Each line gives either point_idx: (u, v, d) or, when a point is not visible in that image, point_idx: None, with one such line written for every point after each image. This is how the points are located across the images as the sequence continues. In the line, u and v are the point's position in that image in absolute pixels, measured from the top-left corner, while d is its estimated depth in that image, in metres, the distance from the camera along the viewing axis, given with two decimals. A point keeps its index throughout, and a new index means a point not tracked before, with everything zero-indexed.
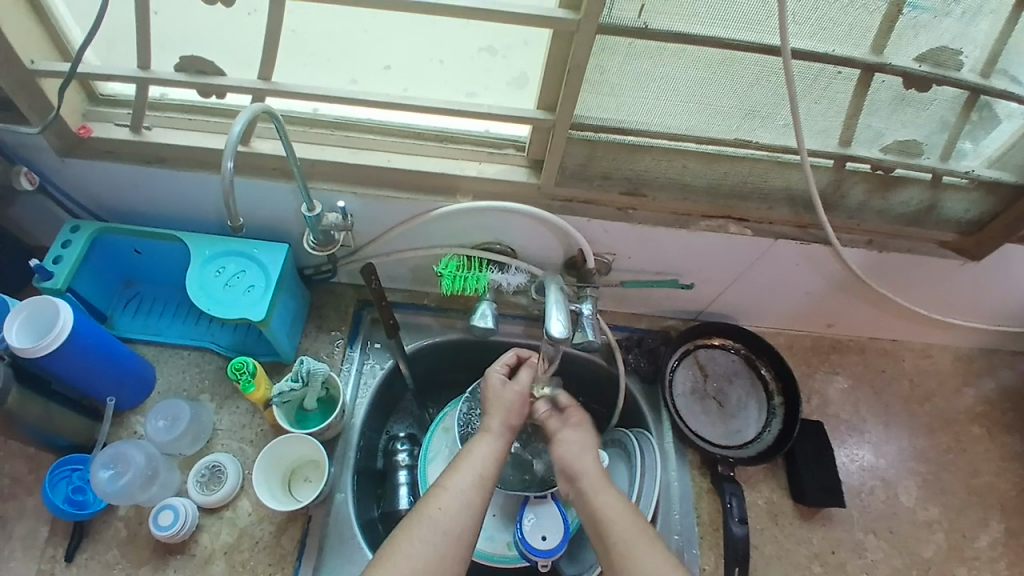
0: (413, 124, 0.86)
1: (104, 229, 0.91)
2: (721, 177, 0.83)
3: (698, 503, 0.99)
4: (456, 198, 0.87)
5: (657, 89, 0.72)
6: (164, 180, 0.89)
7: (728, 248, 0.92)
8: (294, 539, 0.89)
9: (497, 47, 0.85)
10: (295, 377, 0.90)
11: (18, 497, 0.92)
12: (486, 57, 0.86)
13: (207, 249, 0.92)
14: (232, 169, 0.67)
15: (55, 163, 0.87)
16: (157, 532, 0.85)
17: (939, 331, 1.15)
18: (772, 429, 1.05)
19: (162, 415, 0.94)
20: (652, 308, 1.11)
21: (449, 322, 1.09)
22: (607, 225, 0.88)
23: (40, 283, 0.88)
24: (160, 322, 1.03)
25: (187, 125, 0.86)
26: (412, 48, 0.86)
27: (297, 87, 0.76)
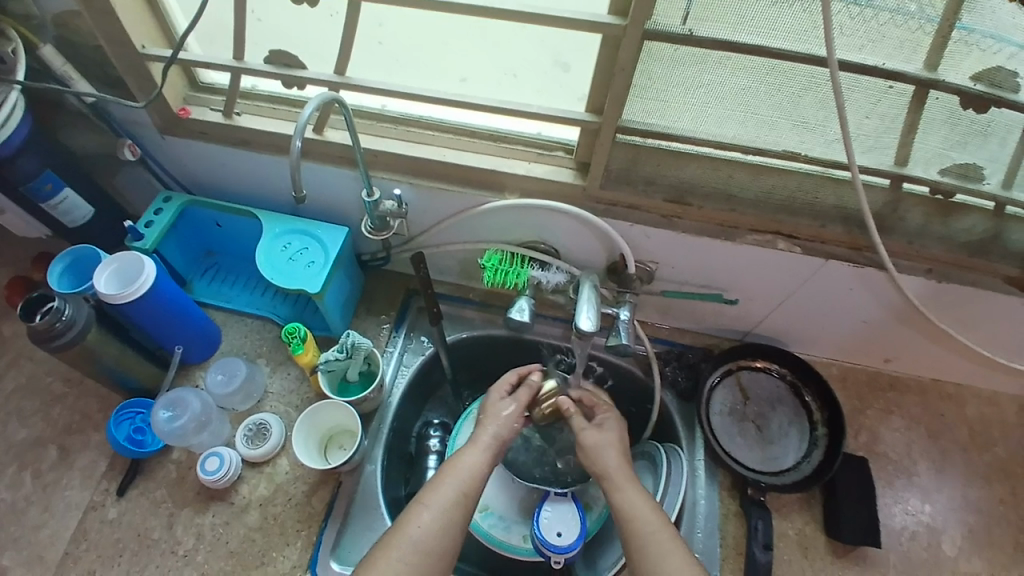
0: (472, 124, 0.91)
1: (191, 202, 1.02)
2: (768, 190, 0.83)
3: (723, 525, 0.97)
4: (504, 195, 0.90)
5: (704, 96, 0.73)
6: (247, 161, 0.99)
7: (775, 264, 0.90)
8: (324, 501, 0.95)
9: (569, 63, 0.87)
10: (341, 348, 0.96)
11: (85, 433, 1.01)
12: (558, 72, 0.87)
13: (277, 227, 1.01)
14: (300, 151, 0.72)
15: (157, 140, 0.99)
16: (203, 476, 0.92)
17: (1008, 377, 1.07)
18: (812, 460, 1.01)
19: (222, 369, 1.02)
20: (696, 324, 1.11)
21: (491, 318, 1.12)
22: (649, 231, 0.89)
23: (131, 242, 0.99)
24: (231, 290, 1.13)
25: (271, 114, 0.95)
26: (484, 61, 0.89)
27: (368, 83, 0.83)
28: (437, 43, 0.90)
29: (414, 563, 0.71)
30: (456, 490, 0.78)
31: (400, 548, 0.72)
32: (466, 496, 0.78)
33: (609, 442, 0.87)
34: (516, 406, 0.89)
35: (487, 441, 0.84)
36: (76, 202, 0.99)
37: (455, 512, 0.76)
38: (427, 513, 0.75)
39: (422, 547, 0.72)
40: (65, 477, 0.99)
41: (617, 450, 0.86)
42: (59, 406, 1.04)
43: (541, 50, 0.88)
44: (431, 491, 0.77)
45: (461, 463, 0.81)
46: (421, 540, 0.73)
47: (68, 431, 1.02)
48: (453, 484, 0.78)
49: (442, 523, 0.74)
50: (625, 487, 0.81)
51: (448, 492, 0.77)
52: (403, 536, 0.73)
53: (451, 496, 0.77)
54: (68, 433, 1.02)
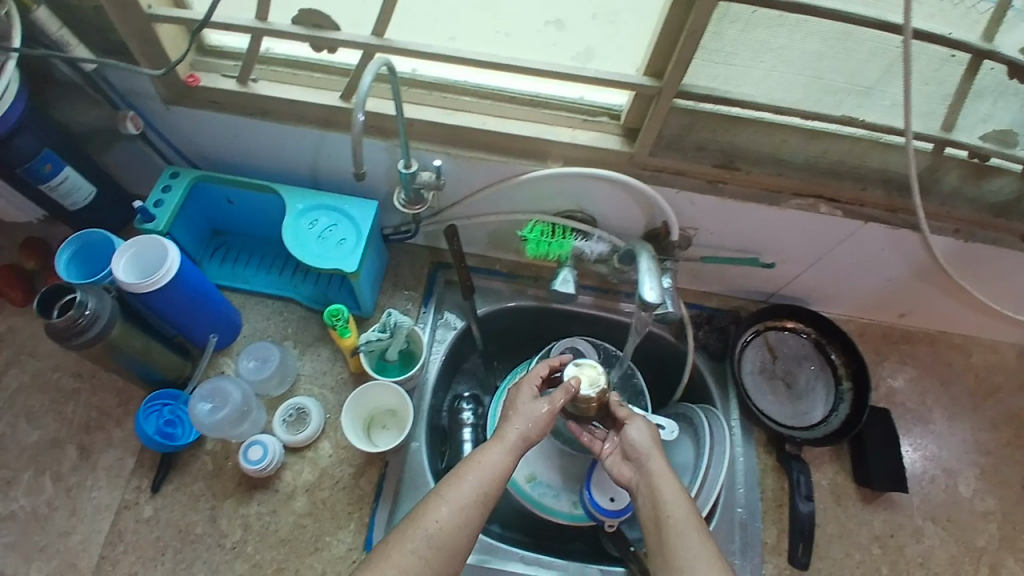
0: (511, 89, 0.87)
1: (201, 177, 0.96)
2: (821, 154, 0.82)
3: (762, 479, 1.00)
4: (547, 163, 0.87)
5: (771, 60, 0.72)
6: (265, 132, 0.92)
7: (815, 228, 0.92)
8: (373, 481, 0.93)
9: (564, 22, 0.84)
10: (382, 327, 0.94)
11: (106, 430, 0.97)
12: (553, 30, 0.84)
13: (300, 202, 0.95)
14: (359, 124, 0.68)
15: (160, 110, 0.91)
16: (247, 465, 0.89)
17: (1011, 326, 1.13)
18: (840, 413, 1.05)
19: (254, 355, 0.97)
20: (724, 287, 1.12)
21: (521, 288, 1.11)
22: (695, 197, 0.87)
23: (143, 224, 0.92)
24: (246, 271, 1.07)
25: (292, 79, 0.88)
26: (475, 21, 0.84)
27: (409, 45, 0.77)
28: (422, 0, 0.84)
29: (429, 560, 0.67)
30: (478, 485, 0.72)
31: (414, 541, 0.67)
32: (487, 494, 0.72)
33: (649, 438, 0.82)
34: (549, 406, 0.80)
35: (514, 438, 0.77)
36: (76, 182, 0.91)
37: (474, 508, 0.70)
38: (445, 509, 0.69)
39: (437, 543, 0.68)
40: (90, 478, 0.94)
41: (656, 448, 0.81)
42: (73, 403, 0.99)
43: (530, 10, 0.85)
44: (449, 484, 0.71)
45: (485, 457, 0.74)
46: (436, 537, 0.68)
47: (87, 429, 0.97)
48: (476, 478, 0.72)
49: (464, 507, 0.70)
50: (666, 478, 0.76)
51: (469, 487, 0.71)
52: (418, 528, 0.68)
53: (472, 491, 0.71)
54: (87, 431, 0.97)
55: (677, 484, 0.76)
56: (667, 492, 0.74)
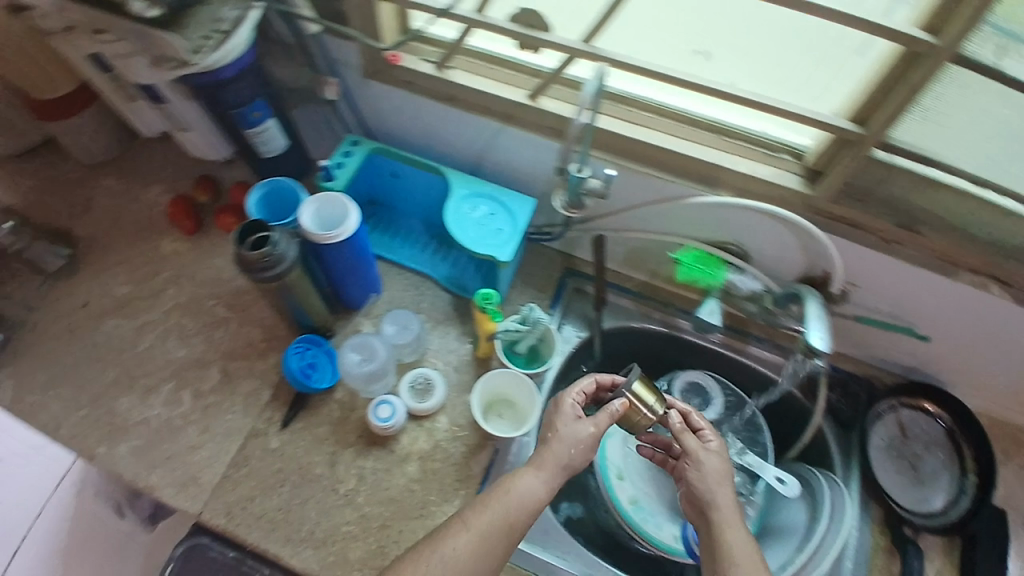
0: (694, 112, 0.88)
1: (378, 149, 1.03)
2: (1010, 236, 0.80)
3: (872, 558, 0.97)
4: (717, 190, 0.88)
5: (981, 130, 0.72)
6: (448, 116, 0.99)
7: (977, 306, 0.89)
8: (481, 464, 0.96)
9: (713, 52, 0.82)
10: (522, 319, 0.97)
11: (249, 360, 1.04)
12: (700, 60, 0.82)
13: (465, 189, 1.01)
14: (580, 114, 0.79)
15: (358, 81, 0.99)
16: (375, 422, 0.94)
17: None
18: (960, 505, 1.00)
19: (395, 321, 1.05)
20: (854, 348, 1.10)
21: (647, 310, 1.11)
22: (864, 251, 0.87)
23: (323, 182, 1.01)
24: (391, 243, 1.13)
25: (485, 73, 0.94)
26: (629, 38, 0.84)
27: (615, 54, 0.78)
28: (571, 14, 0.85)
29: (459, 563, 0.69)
30: (517, 503, 0.73)
31: (431, 562, 0.69)
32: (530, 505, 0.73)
33: (723, 470, 0.80)
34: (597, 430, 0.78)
35: (554, 470, 0.76)
36: (274, 133, 0.99)
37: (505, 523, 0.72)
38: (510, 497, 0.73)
39: (464, 553, 0.70)
40: (228, 400, 1.01)
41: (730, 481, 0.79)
42: (222, 330, 1.06)
43: (678, 32, 0.82)
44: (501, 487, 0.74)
45: (525, 479, 0.74)
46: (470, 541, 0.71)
47: (232, 356, 1.04)
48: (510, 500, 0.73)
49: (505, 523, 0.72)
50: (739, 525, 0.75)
51: (498, 511, 0.72)
52: (435, 552, 0.70)
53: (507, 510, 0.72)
54: (231, 357, 1.04)
55: (745, 530, 0.75)
56: (735, 542, 0.73)
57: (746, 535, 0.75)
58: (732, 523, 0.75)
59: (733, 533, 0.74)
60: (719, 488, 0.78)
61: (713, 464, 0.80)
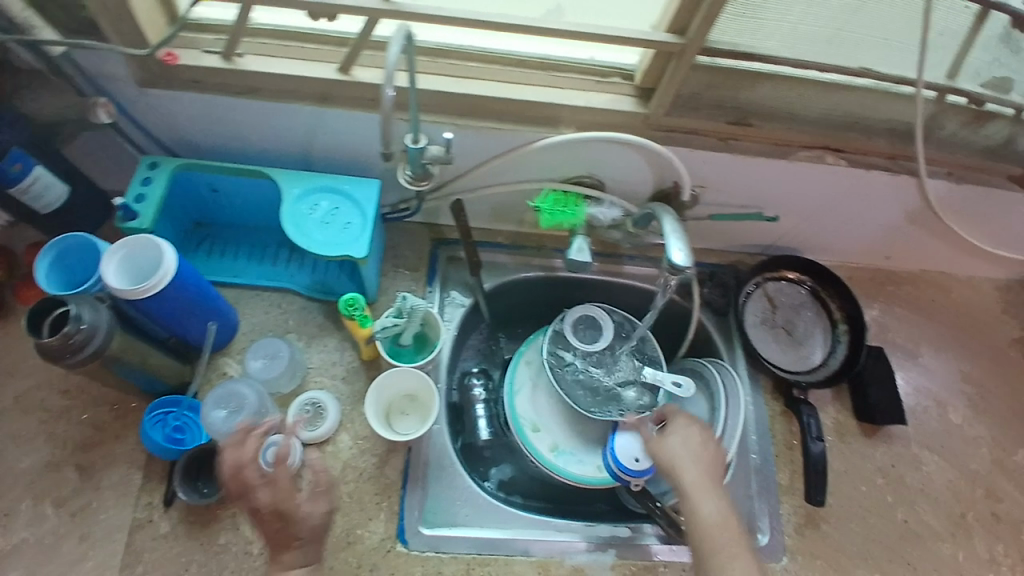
0: (519, 52, 0.83)
1: (184, 166, 0.89)
2: (833, 107, 0.83)
3: (772, 426, 1.05)
4: (560, 129, 0.85)
5: (797, 15, 0.72)
6: (254, 113, 0.85)
7: (821, 179, 0.93)
8: (398, 469, 0.93)
9: None
10: (398, 313, 0.90)
11: (106, 445, 0.93)
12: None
13: (297, 187, 0.89)
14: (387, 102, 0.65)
15: (135, 94, 0.83)
16: (267, 467, 0.87)
17: (987, 261, 1.20)
18: (838, 355, 1.10)
19: (261, 352, 0.94)
20: (724, 242, 1.13)
21: (524, 260, 1.09)
22: (708, 156, 0.88)
23: (125, 223, 0.85)
24: (239, 263, 1.01)
25: (283, 52, 0.81)
26: None
27: (419, 8, 0.72)
28: None
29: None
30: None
31: None
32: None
33: (691, 442, 0.86)
34: None
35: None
36: (48, 180, 0.83)
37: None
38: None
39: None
40: (97, 498, 0.91)
41: (704, 445, 0.85)
42: (65, 421, 0.94)
43: None
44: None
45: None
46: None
47: (84, 448, 0.93)
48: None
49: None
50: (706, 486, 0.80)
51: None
52: None
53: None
54: (84, 450, 0.93)
55: (716, 498, 0.79)
56: (704, 510, 0.78)
57: (718, 499, 0.79)
58: (701, 486, 0.80)
59: (705, 504, 0.78)
60: (688, 456, 0.84)
61: (676, 437, 0.86)
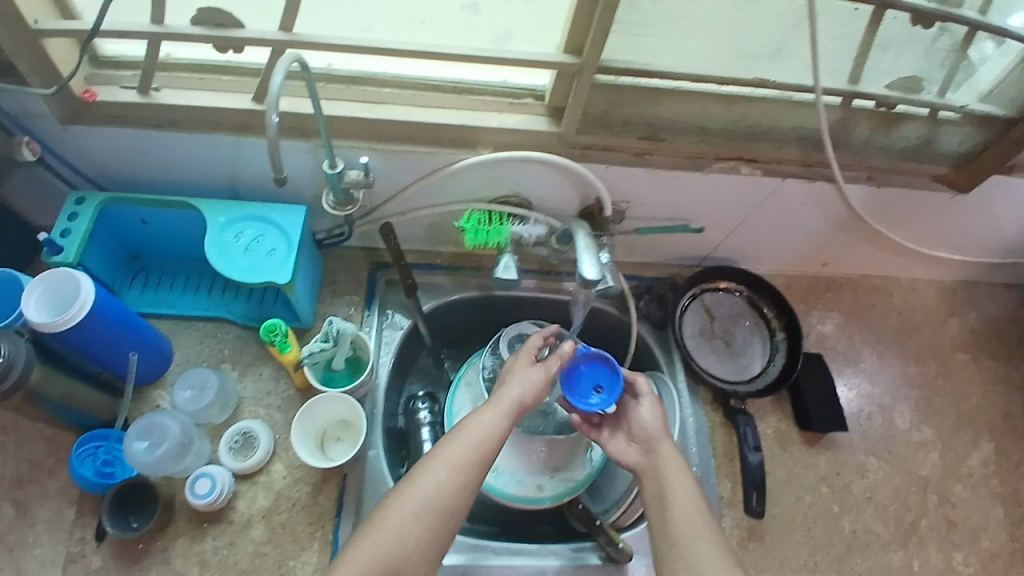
0: (432, 78, 0.86)
1: (112, 199, 0.89)
2: (737, 119, 0.86)
3: (712, 437, 1.06)
4: (478, 150, 0.87)
5: (687, 28, 0.75)
6: (176, 145, 0.86)
7: (739, 190, 0.96)
8: (332, 497, 0.93)
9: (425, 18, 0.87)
10: (325, 337, 0.91)
11: (39, 481, 0.91)
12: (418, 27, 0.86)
13: (223, 216, 0.90)
14: (275, 125, 0.64)
15: (57, 131, 0.83)
16: (194, 501, 0.87)
17: (925, 264, 1.22)
18: (777, 363, 1.11)
19: (189, 384, 0.95)
20: (660, 256, 1.15)
21: (463, 281, 1.11)
22: (624, 171, 0.90)
23: (51, 258, 0.85)
24: (171, 294, 1.02)
25: (198, 85, 0.83)
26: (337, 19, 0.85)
27: (320, 38, 0.74)
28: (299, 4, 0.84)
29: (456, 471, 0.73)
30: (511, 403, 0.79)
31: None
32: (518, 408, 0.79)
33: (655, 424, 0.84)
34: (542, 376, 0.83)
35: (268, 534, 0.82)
36: None
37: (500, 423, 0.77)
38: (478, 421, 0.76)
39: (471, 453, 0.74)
40: (30, 534, 0.89)
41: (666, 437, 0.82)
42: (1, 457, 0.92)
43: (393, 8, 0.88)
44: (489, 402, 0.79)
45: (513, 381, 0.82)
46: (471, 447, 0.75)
47: (19, 484, 0.91)
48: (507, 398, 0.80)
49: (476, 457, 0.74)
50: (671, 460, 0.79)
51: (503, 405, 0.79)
52: None
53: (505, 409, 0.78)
54: (19, 485, 0.91)
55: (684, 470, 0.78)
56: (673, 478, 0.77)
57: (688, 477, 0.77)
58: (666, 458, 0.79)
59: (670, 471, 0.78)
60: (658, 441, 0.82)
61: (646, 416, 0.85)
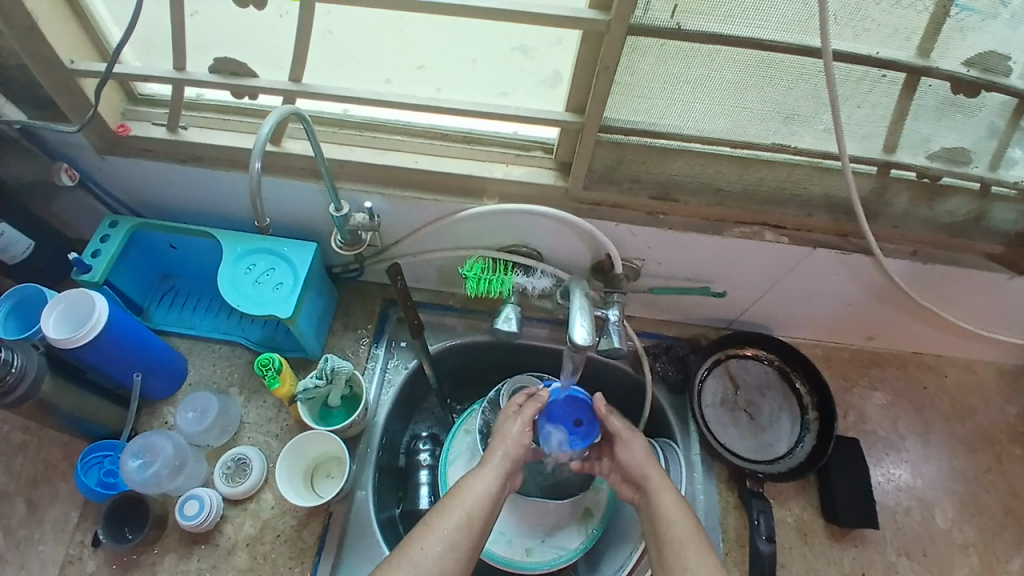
0: (443, 126, 0.86)
1: (142, 225, 0.94)
2: (756, 181, 0.81)
3: (724, 518, 0.97)
4: (483, 200, 0.86)
5: (691, 91, 0.71)
6: (199, 179, 0.91)
7: (764, 255, 0.89)
8: (315, 534, 0.92)
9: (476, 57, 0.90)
10: (319, 374, 0.92)
11: (52, 483, 0.96)
12: (468, 66, 0.90)
13: (239, 247, 0.94)
14: (259, 169, 0.66)
15: (96, 160, 0.90)
16: (183, 521, 0.88)
17: (985, 346, 1.10)
18: (805, 445, 1.02)
19: (192, 406, 0.97)
20: (682, 315, 1.09)
21: (474, 324, 1.09)
22: (635, 229, 0.86)
23: (78, 276, 0.91)
24: (194, 316, 1.07)
25: (221, 125, 0.87)
26: (391, 59, 0.90)
27: (325, 89, 0.77)
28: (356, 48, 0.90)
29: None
30: (462, 513, 0.75)
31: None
32: (472, 519, 0.75)
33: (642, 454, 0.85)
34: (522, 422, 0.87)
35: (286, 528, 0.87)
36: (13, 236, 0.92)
37: (461, 538, 0.73)
38: (432, 534, 0.72)
39: (425, 570, 0.69)
40: (37, 532, 0.93)
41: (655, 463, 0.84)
42: (22, 456, 0.98)
43: (448, 47, 0.91)
44: (439, 515, 0.75)
45: (469, 488, 0.78)
46: (427, 563, 0.70)
47: (34, 483, 0.96)
48: (460, 508, 0.75)
49: (433, 573, 0.69)
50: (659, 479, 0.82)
51: (455, 514, 0.74)
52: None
53: (458, 518, 0.74)
54: (34, 484, 0.96)
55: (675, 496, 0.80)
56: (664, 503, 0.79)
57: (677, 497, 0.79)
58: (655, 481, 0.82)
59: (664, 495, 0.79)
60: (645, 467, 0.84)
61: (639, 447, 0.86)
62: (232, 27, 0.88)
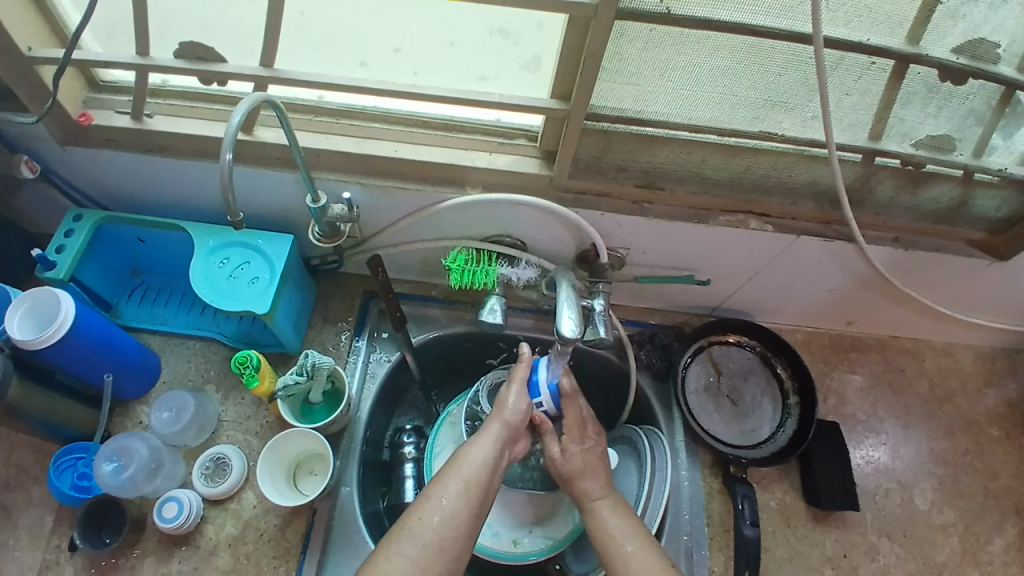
0: (422, 114, 0.83)
1: (108, 218, 0.90)
2: (744, 171, 0.80)
3: (709, 504, 0.98)
4: (466, 190, 0.84)
5: (679, 78, 0.69)
6: (168, 170, 0.87)
7: (751, 244, 0.88)
8: (300, 532, 0.90)
9: (457, 42, 0.87)
10: (300, 371, 0.90)
11: (24, 487, 0.92)
12: (447, 49, 0.86)
13: (211, 239, 0.90)
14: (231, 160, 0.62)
15: (58, 151, 0.85)
16: (162, 524, 0.85)
17: (962, 330, 1.11)
18: (787, 430, 1.03)
19: (167, 406, 0.93)
20: (666, 303, 1.09)
21: (457, 315, 1.07)
22: (621, 219, 0.85)
23: (43, 273, 0.86)
24: (166, 311, 1.03)
25: (189, 113, 0.83)
26: (365, 43, 0.86)
27: (300, 74, 0.73)
28: (323, 33, 0.86)
29: (416, 559, 0.68)
30: (460, 482, 0.74)
31: (401, 545, 0.69)
32: (471, 487, 0.74)
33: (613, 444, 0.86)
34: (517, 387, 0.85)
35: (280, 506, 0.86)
36: None
37: (458, 507, 0.73)
38: (429, 507, 0.72)
39: (425, 542, 0.69)
40: (10, 538, 0.90)
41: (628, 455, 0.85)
42: None
43: (429, 29, 0.87)
44: (435, 485, 0.74)
45: (467, 457, 0.77)
46: (425, 536, 0.70)
47: (5, 487, 0.92)
48: (457, 477, 0.75)
49: (434, 544, 0.70)
50: None
51: (453, 485, 0.74)
52: None
53: (456, 488, 0.74)
54: (5, 488, 0.92)
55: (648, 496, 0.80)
56: None
57: None
58: None
59: None
60: None
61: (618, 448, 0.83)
62: (197, 11, 0.84)
